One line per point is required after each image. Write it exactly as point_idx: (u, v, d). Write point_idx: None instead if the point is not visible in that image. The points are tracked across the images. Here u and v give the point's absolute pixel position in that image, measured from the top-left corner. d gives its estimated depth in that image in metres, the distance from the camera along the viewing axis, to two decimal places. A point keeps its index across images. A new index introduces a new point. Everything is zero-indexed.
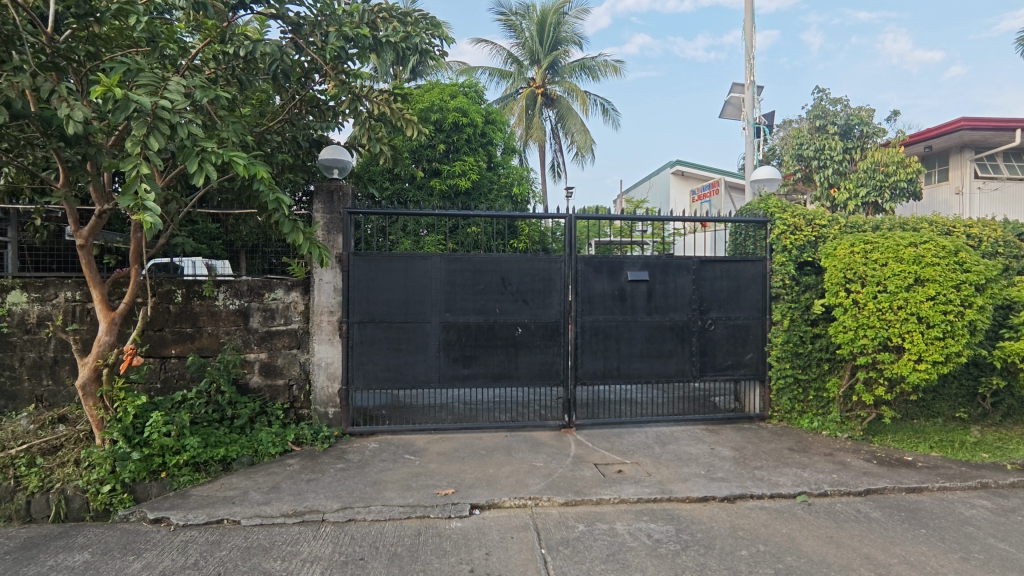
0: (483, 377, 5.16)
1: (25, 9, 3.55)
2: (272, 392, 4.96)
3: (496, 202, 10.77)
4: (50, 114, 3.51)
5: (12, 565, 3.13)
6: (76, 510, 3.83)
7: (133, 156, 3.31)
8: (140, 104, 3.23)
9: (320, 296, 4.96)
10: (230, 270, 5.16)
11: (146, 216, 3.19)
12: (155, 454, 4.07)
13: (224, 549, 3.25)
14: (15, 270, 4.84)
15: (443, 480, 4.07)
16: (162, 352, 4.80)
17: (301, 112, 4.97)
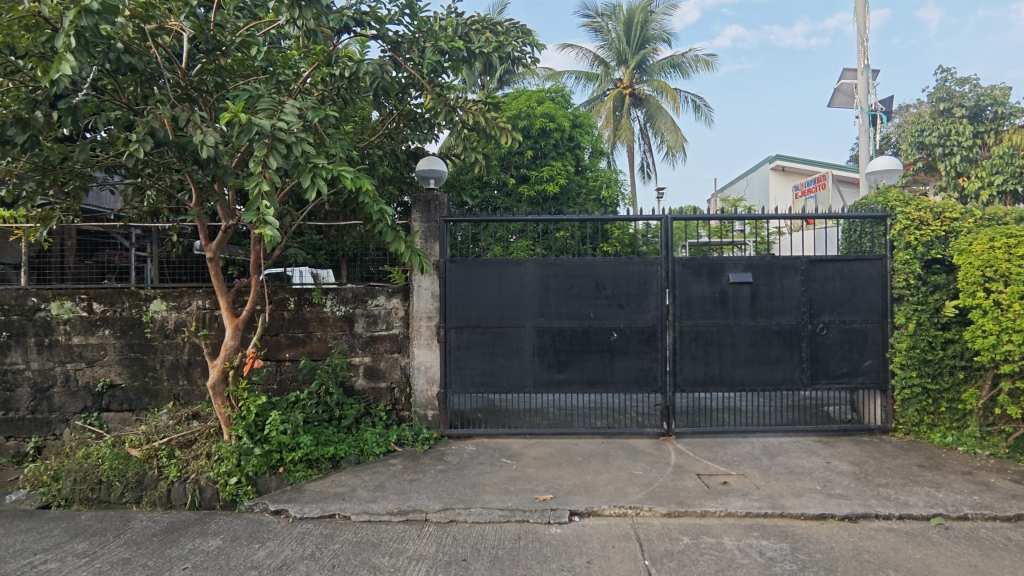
0: (578, 382, 5.11)
1: (164, 48, 3.97)
2: (375, 394, 5.20)
3: (585, 205, 10.69)
4: (186, 141, 3.90)
5: (158, 546, 3.48)
6: (208, 499, 4.21)
7: (256, 175, 3.60)
8: (261, 127, 3.53)
9: (418, 301, 5.13)
10: (333, 279, 5.43)
11: (266, 229, 3.43)
12: (274, 450, 4.37)
13: (337, 542, 3.44)
14: (155, 282, 5.47)
15: (541, 485, 4.07)
16: (278, 356, 5.17)
17: (399, 126, 5.15)
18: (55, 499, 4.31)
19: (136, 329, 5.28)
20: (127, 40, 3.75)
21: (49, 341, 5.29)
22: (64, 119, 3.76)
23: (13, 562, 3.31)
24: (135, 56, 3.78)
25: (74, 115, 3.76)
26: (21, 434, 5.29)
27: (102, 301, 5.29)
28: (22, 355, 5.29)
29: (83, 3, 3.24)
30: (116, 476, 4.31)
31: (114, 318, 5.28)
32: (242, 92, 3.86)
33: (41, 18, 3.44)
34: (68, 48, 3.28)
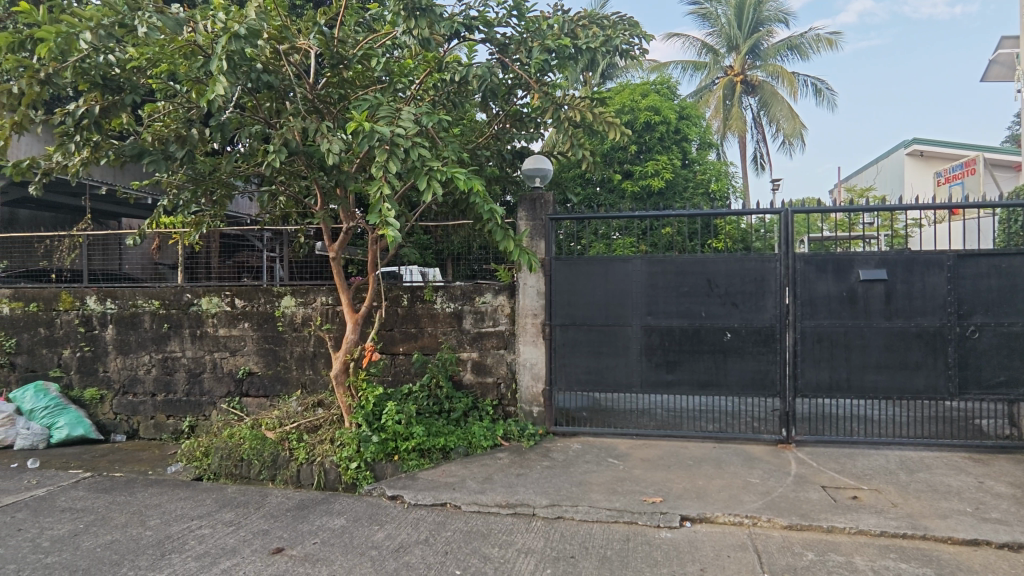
0: (688, 384, 4.94)
1: (294, 64, 4.32)
2: (482, 389, 5.33)
3: (692, 200, 10.26)
4: (314, 149, 4.22)
5: (292, 521, 3.81)
6: (332, 480, 4.59)
7: (378, 180, 3.84)
8: (382, 134, 3.75)
9: (524, 299, 5.19)
10: (440, 278, 5.66)
11: (388, 231, 3.64)
12: (390, 438, 4.63)
13: (449, 530, 3.58)
14: (285, 279, 6.03)
15: (649, 488, 3.98)
16: (393, 350, 5.47)
17: (506, 127, 5.25)
18: (206, 472, 4.84)
19: (270, 322, 5.82)
20: (265, 60, 4.12)
21: (200, 332, 5.97)
22: (214, 134, 4.23)
23: (176, 525, 3.78)
24: (272, 74, 4.15)
25: (221, 131, 4.21)
26: (178, 413, 6.01)
27: (243, 297, 5.89)
28: (179, 344, 6.01)
29: (233, 30, 3.62)
30: (255, 455, 4.77)
31: (252, 312, 5.86)
32: (364, 102, 4.12)
33: (196, 46, 3.87)
34: (220, 71, 3.65)
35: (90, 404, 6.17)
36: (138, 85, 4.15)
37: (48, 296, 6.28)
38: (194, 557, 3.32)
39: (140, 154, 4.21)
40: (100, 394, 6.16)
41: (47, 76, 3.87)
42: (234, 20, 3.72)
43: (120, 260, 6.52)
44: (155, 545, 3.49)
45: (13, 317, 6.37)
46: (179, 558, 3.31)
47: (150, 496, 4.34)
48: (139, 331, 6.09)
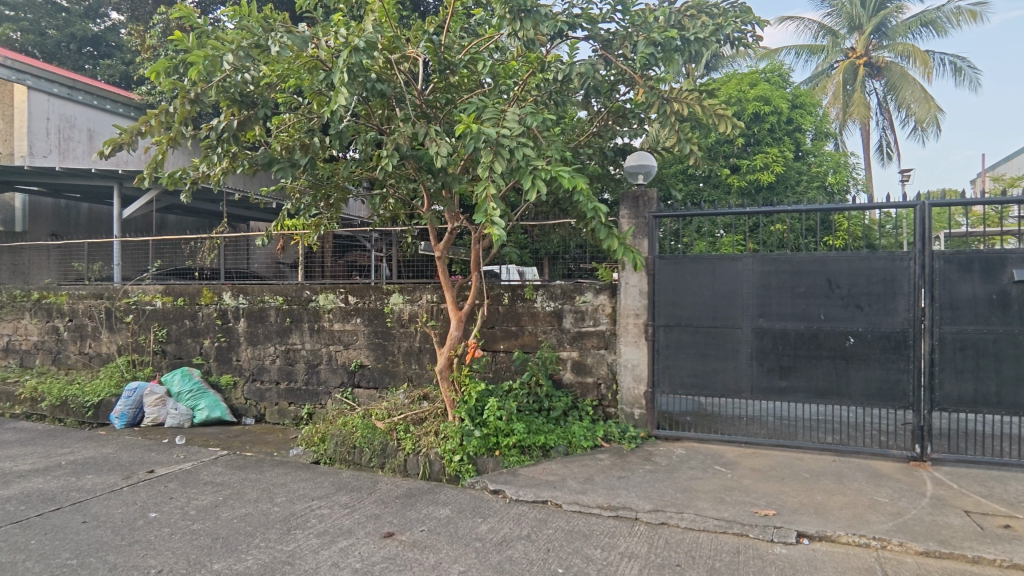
0: (805, 392, 4.61)
1: (405, 72, 4.52)
2: (582, 389, 5.29)
3: (806, 194, 9.59)
4: (422, 153, 4.40)
5: (401, 508, 4.01)
6: (437, 472, 4.70)
7: (484, 181, 3.92)
8: (489, 135, 3.83)
9: (626, 298, 5.10)
10: (537, 277, 5.73)
11: (495, 230, 3.71)
12: (491, 433, 4.74)
13: (551, 528, 3.60)
14: (386, 278, 6.34)
15: (760, 499, 3.77)
16: (493, 347, 5.57)
17: (609, 124, 5.18)
18: (323, 457, 5.19)
19: (379, 318, 6.15)
20: (379, 71, 4.35)
21: (318, 327, 6.42)
22: (333, 142, 4.54)
23: (299, 504, 4.10)
24: (385, 83, 4.38)
25: (339, 138, 4.50)
26: (299, 401, 6.50)
27: (355, 294, 6.27)
28: (299, 337, 6.51)
29: (353, 44, 3.88)
30: (366, 443, 5.04)
31: (364, 308, 6.22)
32: (470, 105, 4.24)
33: (319, 61, 4.18)
34: (342, 83, 3.90)
35: (225, 389, 6.83)
36: (269, 99, 4.55)
37: (192, 292, 7.06)
38: (315, 534, 3.58)
39: (271, 162, 4.61)
40: (233, 380, 6.81)
41: (196, 96, 4.36)
42: (354, 34, 3.97)
43: (249, 260, 7.18)
44: (282, 520, 3.80)
45: (163, 310, 7.20)
46: (303, 534, 3.59)
47: (276, 475, 4.74)
48: (266, 324, 6.67)
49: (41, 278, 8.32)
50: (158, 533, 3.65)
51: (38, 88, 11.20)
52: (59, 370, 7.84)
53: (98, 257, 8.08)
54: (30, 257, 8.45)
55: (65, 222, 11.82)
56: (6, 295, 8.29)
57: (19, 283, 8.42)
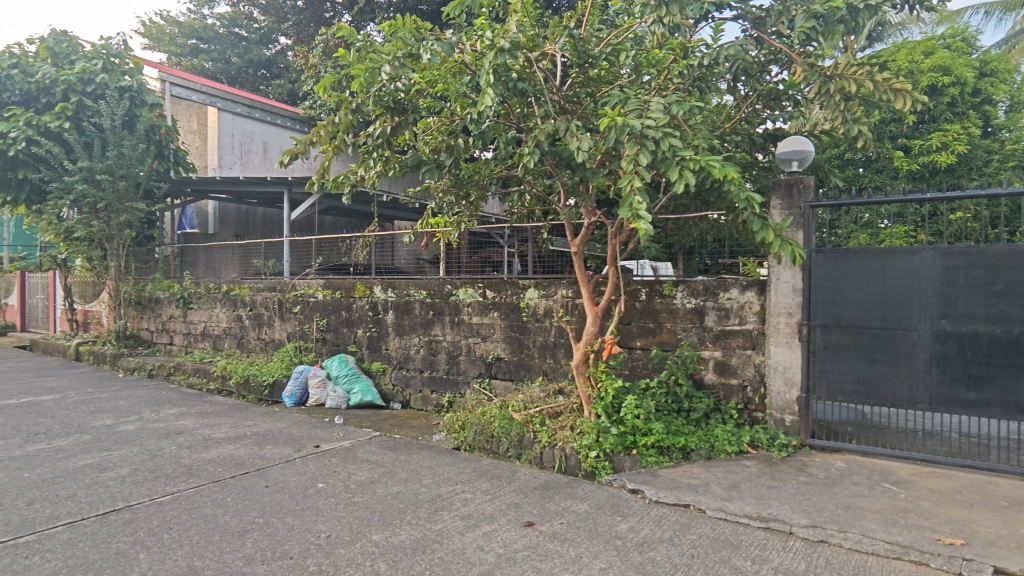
0: (1001, 407, 3.97)
1: (544, 69, 4.55)
2: (726, 391, 4.98)
3: (997, 176, 8.24)
4: (563, 149, 4.42)
5: (540, 499, 4.08)
6: (572, 466, 4.69)
7: (628, 174, 3.84)
8: (633, 127, 3.76)
9: (777, 296, 4.74)
10: (671, 272, 5.47)
11: (641, 224, 3.63)
12: (628, 432, 4.67)
13: (695, 533, 3.45)
14: (517, 273, 6.53)
15: (943, 525, 3.31)
16: (630, 344, 5.43)
17: (758, 108, 4.83)
18: (463, 444, 5.40)
19: (515, 313, 6.31)
20: (520, 70, 4.45)
21: (458, 319, 6.74)
22: (476, 141, 4.74)
23: (444, 487, 4.34)
24: (526, 81, 4.49)
25: (482, 137, 4.69)
26: (440, 389, 6.87)
27: (493, 289, 6.49)
28: (441, 329, 6.87)
29: (499, 45, 3.99)
30: (504, 433, 5.16)
31: (501, 303, 6.41)
32: (613, 98, 4.20)
33: (463, 65, 4.40)
34: (488, 85, 4.02)
35: (376, 375, 7.41)
36: (418, 105, 4.85)
37: (348, 286, 7.77)
38: (460, 517, 3.77)
39: (419, 164, 4.96)
40: (383, 367, 7.37)
41: (356, 106, 4.78)
42: (499, 36, 4.09)
43: (394, 256, 7.71)
44: (430, 501, 4.05)
45: (324, 302, 7.98)
46: (449, 515, 3.80)
47: (423, 458, 5.06)
48: (412, 316, 7.13)
49: (227, 273, 9.61)
50: (325, 502, 4.06)
51: (226, 109, 13.01)
52: (242, 353, 9.03)
53: (272, 255, 9.15)
54: (219, 255, 9.79)
55: (246, 224, 13.62)
56: (203, 288, 9.71)
57: (212, 277, 9.81)
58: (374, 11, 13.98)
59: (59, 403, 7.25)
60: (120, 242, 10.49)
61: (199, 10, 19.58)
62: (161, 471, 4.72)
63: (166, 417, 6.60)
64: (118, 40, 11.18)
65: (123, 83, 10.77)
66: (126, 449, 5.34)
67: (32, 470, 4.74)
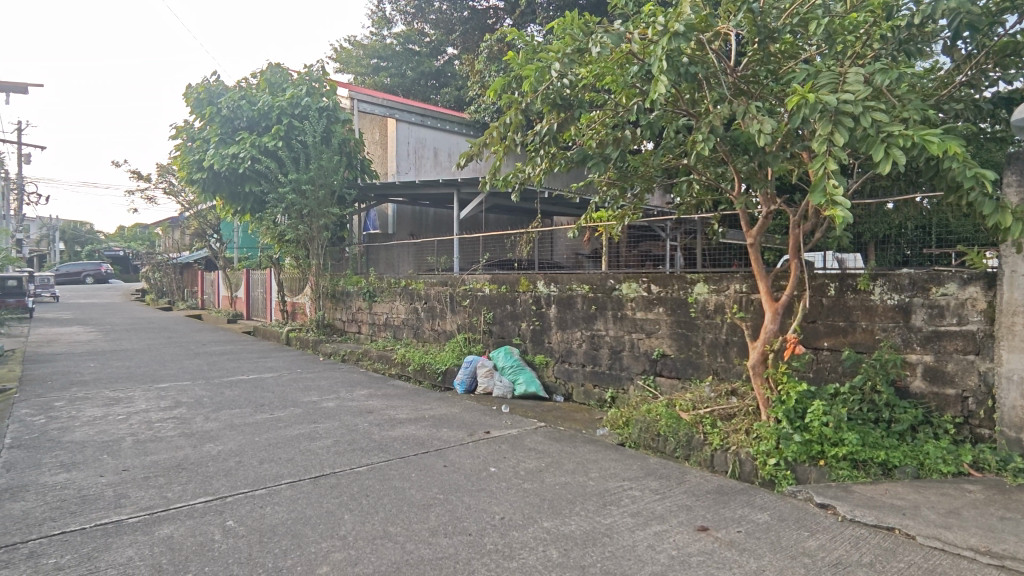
0: None
1: (716, 50, 4.35)
2: (940, 402, 4.30)
3: None
4: (743, 132, 4.11)
5: (714, 503, 3.89)
6: (748, 473, 4.37)
7: (821, 155, 3.49)
8: (828, 104, 3.39)
9: (1013, 291, 3.96)
10: (861, 265, 4.84)
11: (838, 210, 3.27)
12: (815, 441, 4.25)
13: (902, 561, 3.03)
14: (681, 266, 6.37)
15: None
16: (816, 344, 4.92)
17: (987, 67, 4.07)
18: (627, 440, 5.30)
19: (683, 308, 6.06)
20: (691, 54, 4.19)
21: (621, 314, 6.66)
22: (645, 132, 4.71)
23: (611, 482, 4.31)
24: (698, 65, 4.20)
25: (651, 128, 4.64)
26: (602, 384, 6.85)
27: (658, 283, 6.30)
28: (604, 324, 6.84)
29: (673, 29, 3.84)
30: (671, 433, 4.96)
31: (667, 298, 6.20)
32: (801, 73, 3.85)
33: (631, 54, 4.33)
34: (661, 71, 3.89)
35: (539, 367, 7.60)
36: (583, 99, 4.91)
37: (512, 281, 8.07)
38: (630, 514, 3.73)
39: (584, 159, 4.97)
40: (546, 360, 7.53)
41: (526, 106, 4.88)
42: (673, 20, 3.94)
43: (552, 251, 7.89)
44: (598, 494, 4.07)
45: (490, 296, 8.36)
46: (618, 511, 3.78)
47: (588, 451, 5.09)
48: (574, 311, 7.18)
49: (405, 269, 10.60)
50: (497, 485, 4.28)
51: (403, 120, 14.25)
52: (418, 342, 9.85)
53: (443, 252, 9.85)
54: (399, 252, 10.81)
55: (420, 224, 14.85)
56: (385, 283, 10.74)
57: (392, 272, 10.85)
58: (535, 12, 14.56)
59: (276, 380, 8.53)
60: (319, 243, 12.03)
61: (379, 32, 21.60)
62: (357, 444, 5.34)
63: (357, 397, 7.44)
64: (318, 67, 12.82)
65: (322, 104, 12.33)
66: (329, 422, 6.13)
67: (260, 435, 5.65)
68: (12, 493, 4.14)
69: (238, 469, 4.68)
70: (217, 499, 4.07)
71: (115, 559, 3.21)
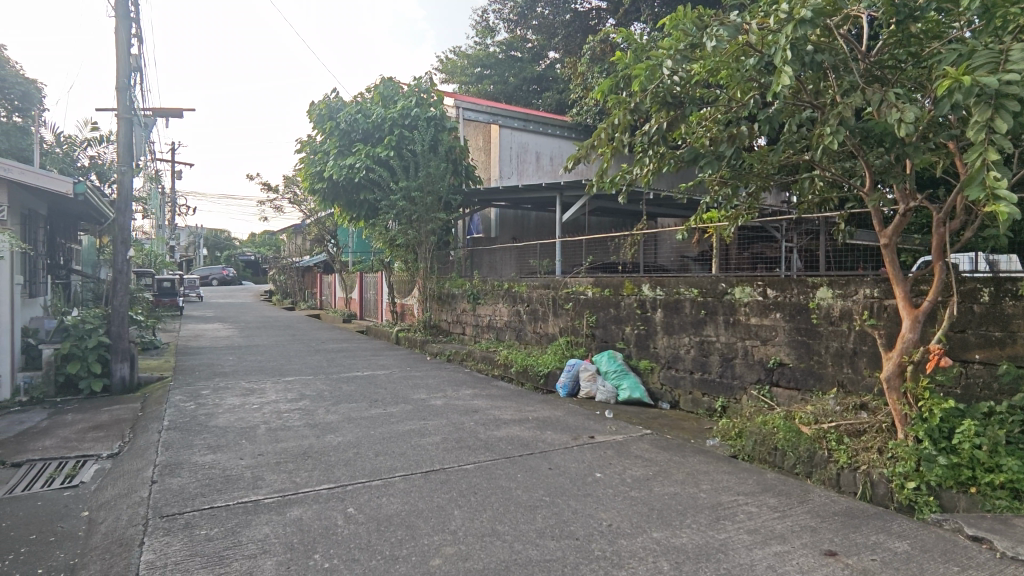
0: None
1: (846, 34, 4.09)
2: None
3: None
4: (879, 124, 3.76)
5: (843, 527, 3.58)
6: (881, 496, 4.00)
7: (977, 145, 3.11)
8: (986, 86, 3.02)
9: None
10: (1017, 266, 4.34)
11: (1001, 206, 2.90)
12: (965, 465, 3.80)
13: None
14: (796, 270, 5.95)
15: None
16: (965, 356, 4.39)
17: None
18: (741, 452, 5.02)
19: (803, 314, 5.65)
20: (816, 41, 3.93)
21: (733, 320, 6.33)
22: (764, 127, 4.43)
23: (725, 495, 4.11)
24: (825, 52, 3.93)
25: (770, 123, 4.34)
26: (712, 392, 6.54)
27: (775, 288, 5.93)
28: (714, 330, 6.53)
29: (798, 16, 3.59)
30: (790, 447, 4.64)
31: (785, 302, 5.82)
32: (948, 54, 3.48)
33: (748, 45, 4.16)
34: (785, 61, 3.66)
35: (644, 372, 7.41)
36: (694, 97, 4.78)
37: (616, 284, 7.96)
38: (747, 530, 3.53)
39: (696, 158, 4.69)
40: (651, 365, 7.32)
41: (635, 107, 4.80)
42: (798, 6, 3.70)
43: (656, 254, 7.74)
44: (710, 508, 3.89)
45: (593, 299, 8.29)
46: (733, 527, 3.59)
47: (698, 462, 4.89)
48: (681, 315, 6.94)
49: (507, 271, 10.80)
50: (604, 491, 4.23)
51: (506, 125, 14.60)
52: (520, 344, 9.96)
53: (546, 254, 9.86)
54: (501, 256, 11.02)
55: (523, 227, 15.06)
56: (489, 285, 10.98)
57: (496, 275, 11.10)
58: (640, 10, 14.55)
59: (388, 378, 9.00)
60: (427, 247, 12.56)
61: (483, 41, 22.19)
62: (465, 442, 5.50)
63: (463, 397, 7.66)
64: (426, 78, 13.40)
65: (431, 113, 12.87)
66: (437, 420, 6.37)
67: (375, 429, 5.98)
68: (170, 470, 4.69)
69: (356, 460, 4.99)
70: (338, 486, 4.36)
71: (255, 535, 3.53)
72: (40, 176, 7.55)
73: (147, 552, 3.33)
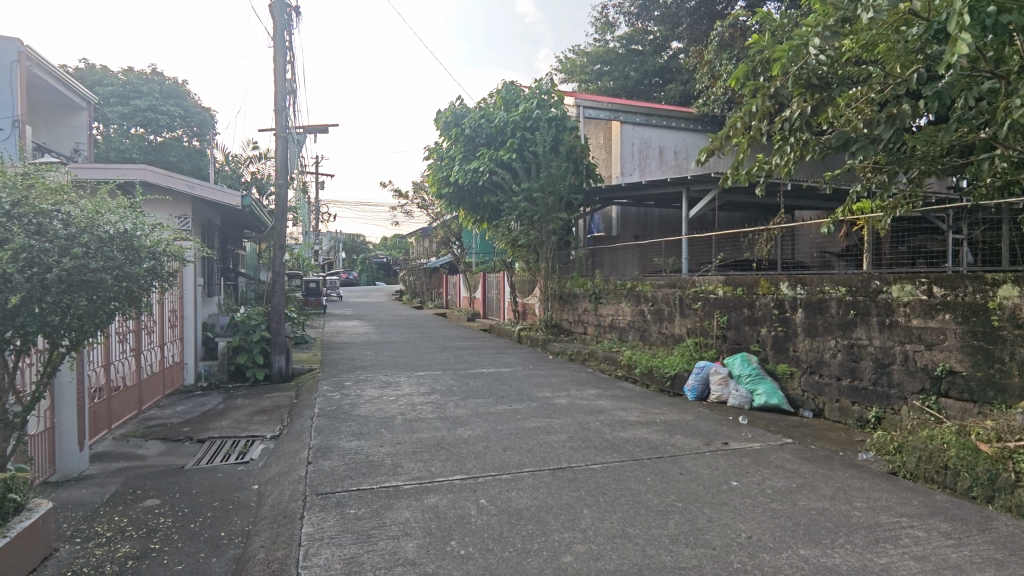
0: None
1: None
2: None
3: None
4: None
5: None
6: None
7: None
8: None
9: None
10: None
11: None
12: None
13: None
14: (966, 266, 5.37)
15: None
16: None
17: None
18: (901, 470, 4.49)
19: (980, 315, 4.93)
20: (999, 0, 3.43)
21: (890, 321, 5.68)
22: (932, 103, 3.96)
23: (884, 516, 3.70)
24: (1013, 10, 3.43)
25: (939, 97, 3.89)
26: (864, 401, 5.92)
27: (943, 285, 5.24)
28: (867, 332, 5.91)
29: None
30: (965, 467, 4.08)
31: (956, 303, 5.12)
32: None
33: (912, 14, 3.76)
34: (963, 26, 3.22)
35: (783, 378, 6.89)
36: (844, 76, 4.44)
37: (751, 282, 7.48)
38: (913, 557, 3.15)
39: (847, 143, 4.37)
40: (791, 370, 6.80)
41: (775, 91, 4.52)
42: None
43: (794, 250, 7.25)
44: (867, 528, 3.53)
45: (725, 298, 7.85)
46: (896, 551, 3.23)
47: (850, 477, 4.45)
48: (827, 316, 6.36)
49: (629, 271, 10.58)
50: (742, 501, 3.99)
51: (630, 121, 14.35)
52: (645, 345, 9.70)
53: (672, 253, 9.56)
54: (621, 256, 10.77)
55: (646, 225, 14.70)
56: (612, 285, 10.82)
57: (617, 274, 10.90)
58: None
59: (513, 376, 9.20)
60: (548, 247, 12.66)
61: (603, 37, 21.91)
62: (591, 442, 5.47)
63: (587, 396, 7.63)
64: (548, 80, 13.51)
65: (552, 114, 12.96)
66: (562, 419, 6.39)
67: (503, 425, 6.15)
68: (323, 453, 5.17)
69: (486, 453, 5.17)
70: (470, 478, 4.54)
71: (397, 518, 3.79)
72: (214, 191, 8.65)
73: (306, 525, 3.70)
